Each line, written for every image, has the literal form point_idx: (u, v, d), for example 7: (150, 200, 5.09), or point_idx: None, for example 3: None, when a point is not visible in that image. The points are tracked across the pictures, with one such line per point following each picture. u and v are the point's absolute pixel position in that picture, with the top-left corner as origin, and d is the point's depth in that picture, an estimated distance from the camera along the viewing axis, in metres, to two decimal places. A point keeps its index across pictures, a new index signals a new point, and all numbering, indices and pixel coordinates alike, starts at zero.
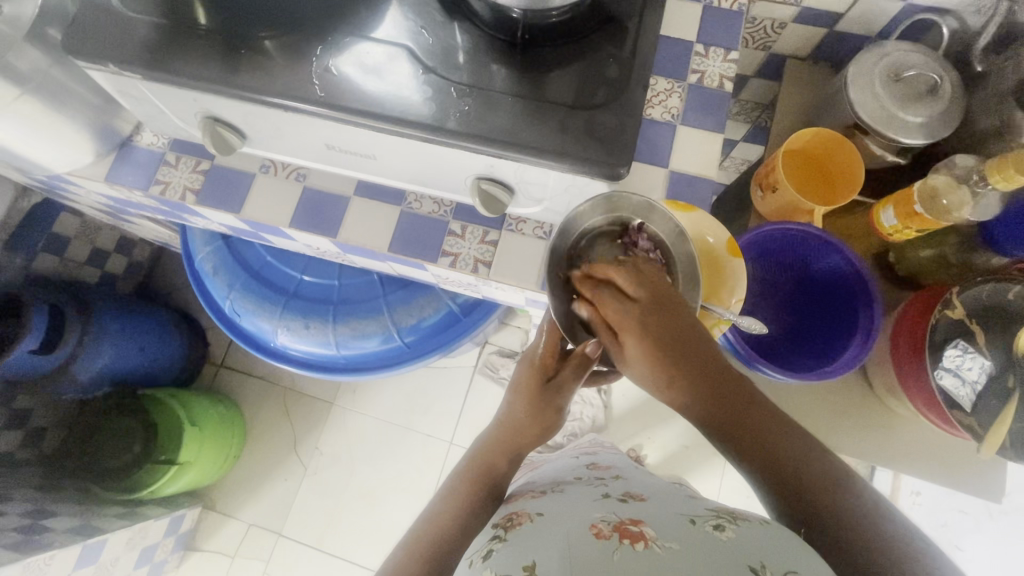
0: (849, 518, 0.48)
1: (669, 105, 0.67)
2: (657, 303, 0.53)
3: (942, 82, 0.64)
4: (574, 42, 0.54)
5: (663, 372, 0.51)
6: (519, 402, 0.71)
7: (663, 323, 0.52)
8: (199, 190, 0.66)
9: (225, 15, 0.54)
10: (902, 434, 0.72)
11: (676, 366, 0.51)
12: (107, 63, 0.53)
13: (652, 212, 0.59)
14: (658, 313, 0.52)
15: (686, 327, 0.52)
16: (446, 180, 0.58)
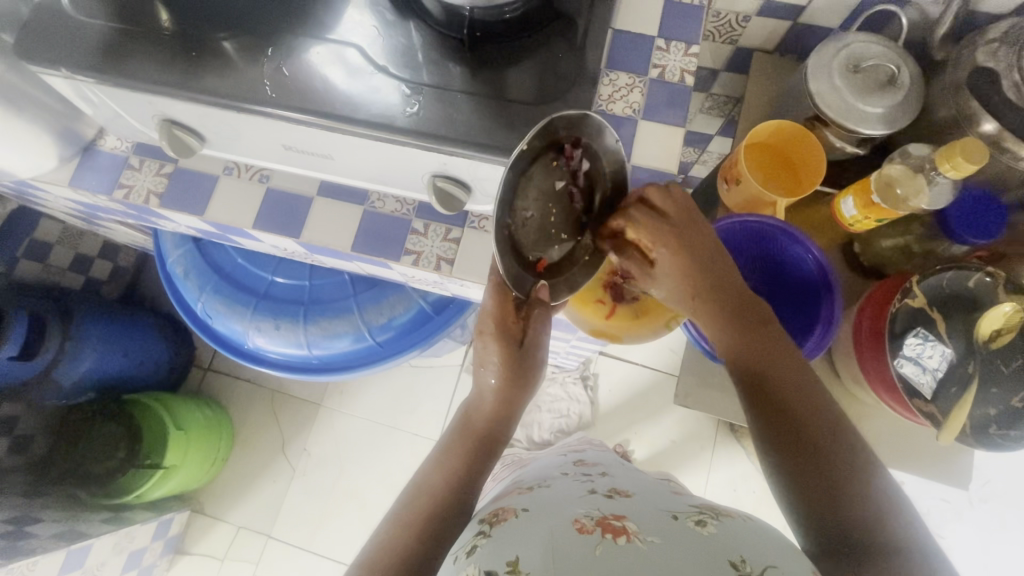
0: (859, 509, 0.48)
1: (631, 99, 0.67)
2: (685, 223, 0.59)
3: (900, 73, 0.65)
4: (526, 39, 0.54)
5: (690, 289, 0.60)
6: (487, 364, 0.66)
7: (688, 245, 0.59)
8: (162, 193, 0.66)
9: (176, 17, 0.54)
10: (871, 423, 0.72)
11: (702, 290, 0.60)
12: (59, 67, 0.53)
13: (587, 123, 0.53)
14: (688, 229, 0.59)
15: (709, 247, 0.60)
16: (404, 178, 0.58)
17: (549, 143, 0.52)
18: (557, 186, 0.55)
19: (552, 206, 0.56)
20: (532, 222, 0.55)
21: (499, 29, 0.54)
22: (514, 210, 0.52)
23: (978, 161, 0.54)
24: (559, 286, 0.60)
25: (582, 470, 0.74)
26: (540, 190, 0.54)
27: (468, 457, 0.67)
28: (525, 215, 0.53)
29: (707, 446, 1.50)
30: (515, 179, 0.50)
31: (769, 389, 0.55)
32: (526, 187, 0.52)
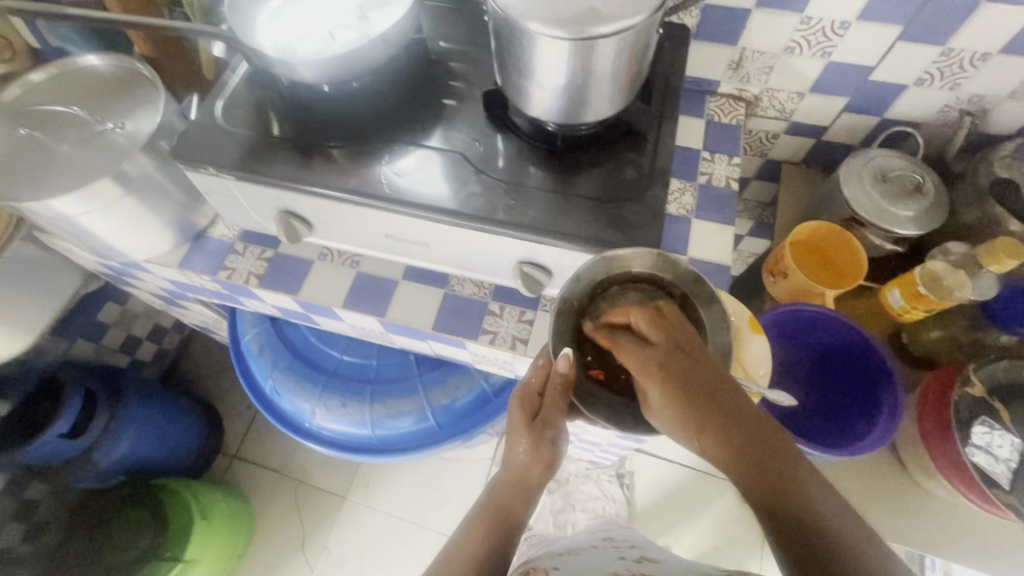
0: None
1: (683, 201, 0.76)
2: (676, 334, 0.54)
3: (925, 182, 0.73)
4: (604, 148, 0.63)
5: (688, 417, 0.51)
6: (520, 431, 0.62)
7: (684, 362, 0.53)
8: (262, 274, 0.73)
9: (307, 129, 0.64)
10: (936, 516, 0.71)
11: (699, 415, 0.51)
12: (206, 166, 0.62)
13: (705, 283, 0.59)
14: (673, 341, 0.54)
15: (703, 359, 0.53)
16: (490, 264, 0.64)
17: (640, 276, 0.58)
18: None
19: None
20: (611, 338, 0.59)
21: (580, 141, 0.63)
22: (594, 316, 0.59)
23: (1018, 257, 0.60)
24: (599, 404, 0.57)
25: (610, 542, 0.73)
26: (624, 314, 0.59)
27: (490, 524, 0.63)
28: (602, 325, 0.59)
29: (753, 556, 1.40)
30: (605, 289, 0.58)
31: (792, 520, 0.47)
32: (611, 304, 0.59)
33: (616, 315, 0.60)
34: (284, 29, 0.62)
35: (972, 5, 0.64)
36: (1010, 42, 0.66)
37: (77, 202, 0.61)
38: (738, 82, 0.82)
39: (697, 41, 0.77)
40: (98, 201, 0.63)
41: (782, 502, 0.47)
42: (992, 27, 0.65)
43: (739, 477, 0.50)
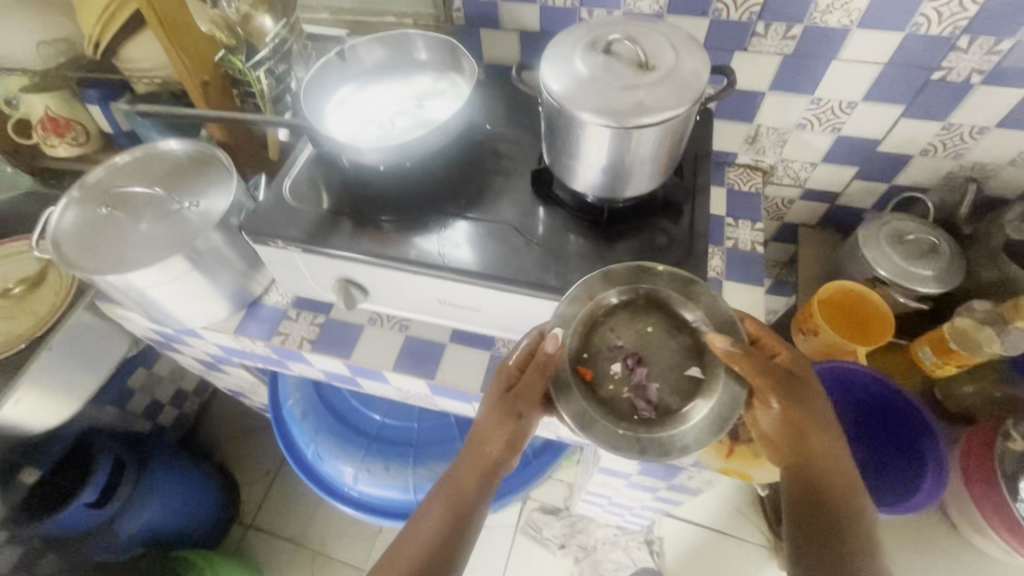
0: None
1: (713, 263, 0.80)
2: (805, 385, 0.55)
3: (941, 243, 0.77)
4: (643, 220, 0.68)
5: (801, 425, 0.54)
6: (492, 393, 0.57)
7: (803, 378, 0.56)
8: (315, 339, 0.76)
9: (366, 205, 0.70)
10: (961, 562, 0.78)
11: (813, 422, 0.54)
12: (275, 240, 0.66)
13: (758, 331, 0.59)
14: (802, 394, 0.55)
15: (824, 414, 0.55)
16: (538, 328, 0.68)
17: (677, 317, 0.58)
18: (657, 339, 0.57)
19: (647, 356, 0.57)
20: (611, 348, 0.57)
21: (621, 212, 0.68)
22: (607, 330, 0.57)
23: None
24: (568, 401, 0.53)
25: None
26: (637, 332, 0.58)
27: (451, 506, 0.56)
28: (613, 337, 0.57)
29: None
30: (626, 304, 0.58)
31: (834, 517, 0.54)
32: (625, 315, 0.58)
33: (632, 332, 0.58)
34: (349, 116, 0.70)
35: (967, 87, 0.71)
36: (1005, 117, 0.73)
37: (153, 276, 0.66)
38: (754, 154, 0.88)
39: (716, 119, 0.84)
40: (171, 274, 0.67)
41: (837, 535, 0.53)
42: (987, 105, 0.72)
43: (810, 489, 0.54)
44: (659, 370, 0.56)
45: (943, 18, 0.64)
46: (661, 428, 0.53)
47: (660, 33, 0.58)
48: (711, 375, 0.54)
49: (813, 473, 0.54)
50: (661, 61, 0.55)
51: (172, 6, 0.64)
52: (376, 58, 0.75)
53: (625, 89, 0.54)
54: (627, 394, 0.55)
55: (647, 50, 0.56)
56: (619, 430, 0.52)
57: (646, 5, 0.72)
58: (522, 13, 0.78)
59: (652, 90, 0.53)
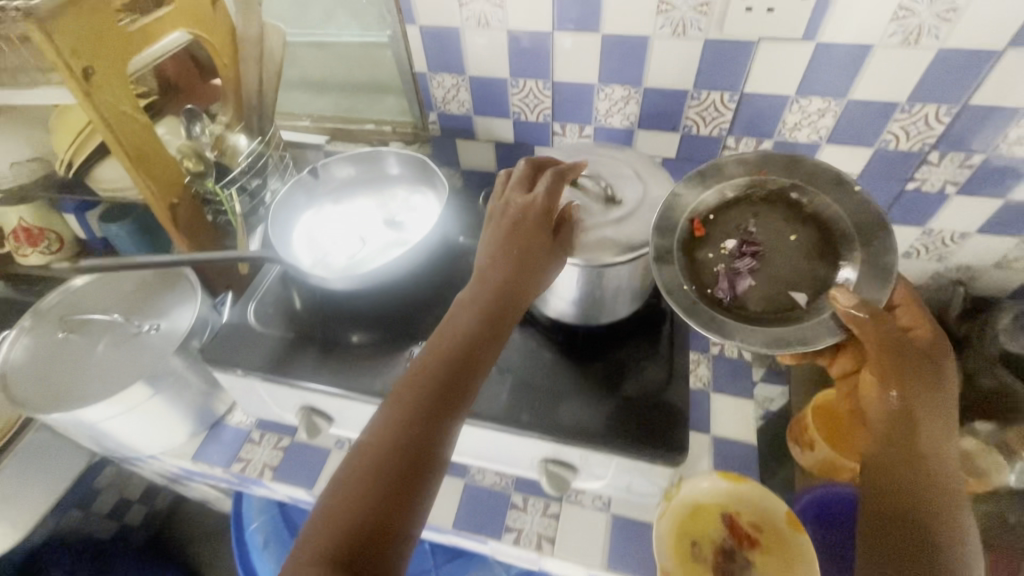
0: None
1: (699, 374, 0.76)
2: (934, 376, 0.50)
3: None
4: (621, 337, 0.64)
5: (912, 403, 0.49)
6: (515, 224, 0.50)
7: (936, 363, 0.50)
8: (276, 466, 0.71)
9: (334, 327, 0.67)
10: None
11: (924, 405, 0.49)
12: (234, 369, 0.63)
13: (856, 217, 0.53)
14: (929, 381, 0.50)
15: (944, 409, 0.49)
16: (513, 458, 0.63)
17: (826, 235, 0.54)
18: (780, 231, 0.55)
19: (771, 238, 0.55)
20: (741, 229, 0.56)
21: (599, 331, 0.64)
22: (737, 212, 0.57)
23: None
24: (707, 252, 0.55)
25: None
26: (774, 231, 0.55)
27: (402, 442, 0.41)
28: (742, 226, 0.56)
29: None
30: (762, 201, 0.57)
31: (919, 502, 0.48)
32: (775, 214, 0.56)
33: (755, 220, 0.56)
34: (321, 237, 0.69)
35: (942, 197, 0.70)
36: (985, 224, 0.72)
37: (102, 410, 0.62)
38: None
39: None
40: (122, 406, 0.64)
41: (909, 517, 0.47)
42: (966, 213, 0.71)
43: (891, 453, 0.49)
44: (769, 273, 0.54)
45: (911, 135, 0.64)
46: (734, 316, 0.52)
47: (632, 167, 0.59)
48: (815, 303, 0.52)
49: (919, 464, 0.48)
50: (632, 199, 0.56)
51: (140, 136, 0.63)
52: (348, 173, 0.75)
53: (595, 229, 0.54)
54: (720, 268, 0.55)
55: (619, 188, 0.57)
56: (693, 297, 0.52)
57: (617, 121, 0.72)
58: (496, 126, 0.78)
59: (625, 229, 0.54)
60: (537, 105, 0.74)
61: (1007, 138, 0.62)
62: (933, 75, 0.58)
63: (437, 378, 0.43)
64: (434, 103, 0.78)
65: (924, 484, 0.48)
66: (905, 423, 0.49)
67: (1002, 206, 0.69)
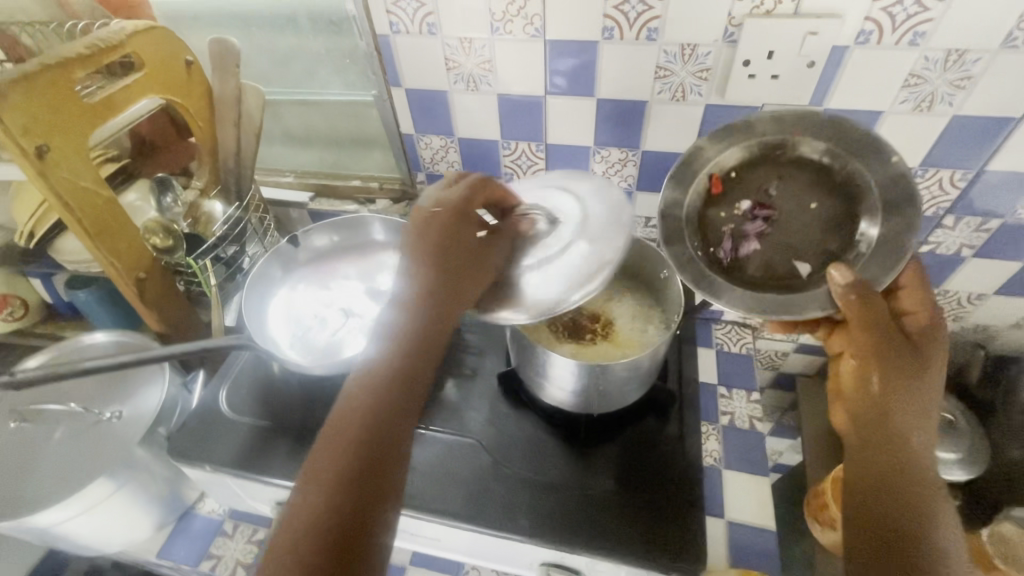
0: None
1: (708, 448, 0.71)
2: (914, 355, 0.44)
3: (958, 419, 0.70)
4: (627, 425, 0.61)
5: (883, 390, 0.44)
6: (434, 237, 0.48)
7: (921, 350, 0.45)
8: (250, 563, 0.65)
9: (314, 412, 0.62)
10: None
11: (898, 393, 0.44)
12: (204, 464, 0.58)
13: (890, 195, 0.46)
14: (906, 362, 0.44)
15: (926, 393, 0.44)
16: (512, 559, 0.58)
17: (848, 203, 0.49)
18: (802, 201, 0.51)
19: (791, 204, 0.51)
20: (758, 191, 0.52)
21: (603, 419, 0.61)
22: (761, 167, 0.52)
23: None
24: (717, 210, 0.52)
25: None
26: (795, 197, 0.51)
27: (341, 489, 0.36)
28: (761, 190, 0.52)
29: None
30: (791, 167, 0.51)
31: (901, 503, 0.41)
32: (801, 177, 0.51)
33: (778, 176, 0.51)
34: (302, 312, 0.65)
35: (958, 259, 0.66)
36: (1003, 286, 0.68)
37: (56, 514, 0.56)
38: None
39: None
40: (79, 508, 0.58)
41: (887, 516, 0.41)
42: (983, 276, 0.68)
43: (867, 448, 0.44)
44: (776, 240, 0.51)
45: (924, 199, 0.61)
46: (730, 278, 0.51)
47: (565, 191, 0.54)
48: (814, 276, 0.49)
49: (885, 452, 0.43)
50: (571, 224, 0.51)
51: (103, 210, 0.58)
52: (329, 241, 0.70)
53: (541, 268, 0.49)
54: (727, 228, 0.52)
55: (557, 216, 0.52)
56: (691, 255, 0.50)
57: (614, 183, 0.69)
58: None
59: (567, 259, 0.48)
60: (530, 166, 0.71)
61: None
62: (947, 141, 0.55)
63: (381, 385, 0.40)
64: (422, 164, 0.75)
65: (906, 477, 0.42)
66: (873, 413, 0.44)
67: (1021, 270, 0.65)
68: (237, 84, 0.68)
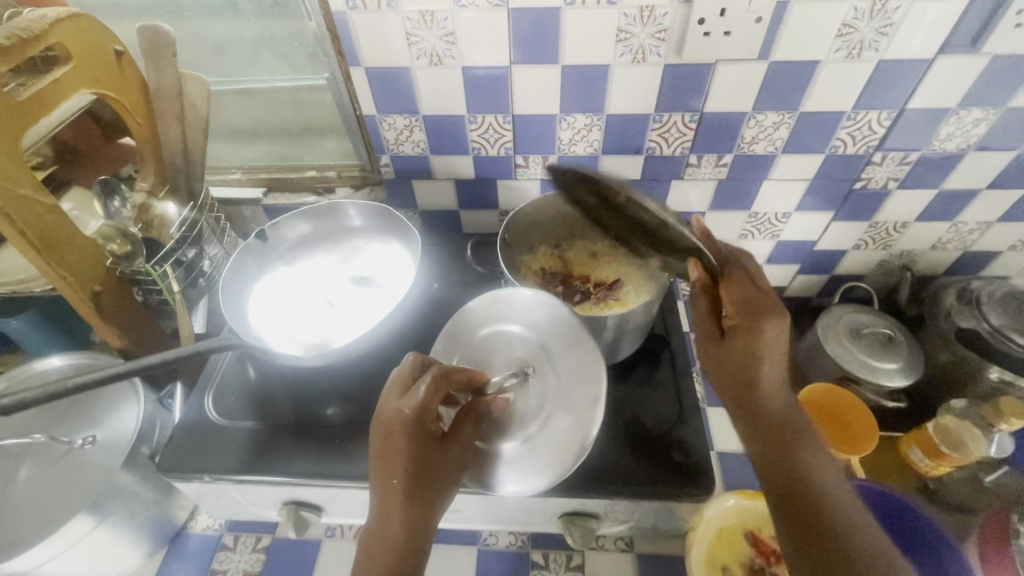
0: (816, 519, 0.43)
1: None
2: (731, 346, 0.50)
3: (895, 333, 0.80)
4: (623, 374, 0.65)
5: (735, 347, 0.49)
6: (391, 448, 0.45)
7: (752, 312, 0.49)
8: (258, 571, 0.62)
9: (313, 405, 0.60)
10: None
11: (744, 342, 0.49)
12: (203, 474, 0.55)
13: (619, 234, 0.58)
14: (734, 352, 0.49)
15: (750, 369, 0.48)
16: (531, 516, 0.60)
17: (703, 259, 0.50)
18: (644, 234, 0.57)
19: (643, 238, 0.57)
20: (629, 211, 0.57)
21: None
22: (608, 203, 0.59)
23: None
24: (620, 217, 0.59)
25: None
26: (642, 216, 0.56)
27: None
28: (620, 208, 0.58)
29: None
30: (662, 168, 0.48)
31: (778, 441, 0.46)
32: (626, 215, 0.57)
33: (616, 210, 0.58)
34: (283, 306, 0.62)
35: (886, 192, 0.75)
36: (922, 212, 0.78)
37: (40, 554, 0.51)
38: None
39: None
40: (64, 544, 0.53)
41: (776, 448, 0.46)
42: (906, 205, 0.76)
43: (737, 400, 0.49)
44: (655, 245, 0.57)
45: (857, 140, 0.68)
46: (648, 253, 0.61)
47: (553, 353, 0.56)
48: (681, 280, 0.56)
49: (750, 402, 0.48)
50: (559, 404, 0.54)
51: (46, 221, 0.53)
52: (303, 231, 0.68)
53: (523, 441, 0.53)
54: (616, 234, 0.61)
55: (544, 386, 0.55)
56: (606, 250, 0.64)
57: (581, 149, 0.72)
58: (456, 163, 0.75)
59: (546, 444, 0.52)
60: (498, 139, 0.71)
61: (938, 135, 0.67)
62: (874, 84, 0.62)
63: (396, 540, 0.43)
64: (386, 146, 0.73)
65: (774, 438, 0.47)
66: (734, 369, 0.49)
67: (936, 196, 0.75)
68: (177, 75, 0.63)
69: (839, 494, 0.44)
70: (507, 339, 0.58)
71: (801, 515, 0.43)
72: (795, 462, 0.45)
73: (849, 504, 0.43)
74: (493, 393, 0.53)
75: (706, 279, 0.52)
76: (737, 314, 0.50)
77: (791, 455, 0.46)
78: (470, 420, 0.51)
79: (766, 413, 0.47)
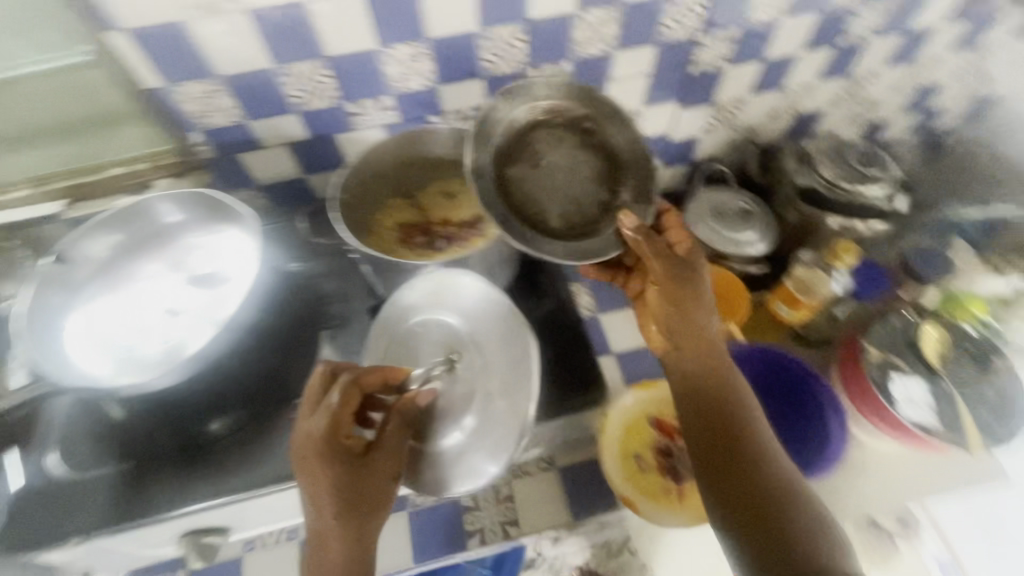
0: (744, 451, 0.52)
1: (583, 302, 0.77)
2: (670, 287, 0.57)
3: (751, 205, 0.86)
4: None
5: (670, 297, 0.57)
6: (317, 477, 0.48)
7: (675, 258, 0.58)
8: None
9: (180, 427, 0.55)
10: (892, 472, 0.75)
11: (678, 298, 0.57)
12: (66, 538, 0.49)
13: (596, 108, 0.63)
14: (668, 306, 0.58)
15: (686, 314, 0.57)
16: None
17: (612, 161, 0.64)
18: (577, 164, 0.64)
19: (575, 168, 0.64)
20: (532, 155, 0.63)
21: None
22: (524, 139, 0.63)
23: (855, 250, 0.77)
24: (523, 163, 0.63)
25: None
26: (568, 156, 0.64)
27: None
28: (529, 162, 0.63)
29: None
30: (563, 127, 0.64)
31: (704, 388, 0.55)
32: (568, 138, 0.64)
33: (529, 146, 0.63)
34: (111, 333, 0.54)
35: (719, 72, 0.77)
36: (754, 86, 0.81)
37: None
38: None
39: None
40: None
41: (705, 391, 0.55)
42: (739, 81, 0.80)
43: (676, 345, 0.58)
44: (565, 197, 0.63)
45: (681, 24, 0.68)
46: (541, 232, 0.60)
47: (482, 335, 0.58)
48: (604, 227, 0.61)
49: (681, 353, 0.57)
50: (485, 383, 0.56)
51: None
52: (109, 242, 0.58)
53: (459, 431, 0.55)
54: (525, 183, 0.62)
55: (467, 369, 0.57)
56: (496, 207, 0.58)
57: (414, 84, 0.66)
58: (282, 125, 0.66)
59: (490, 424, 0.54)
60: (320, 89, 0.63)
61: (752, 6, 0.69)
62: None
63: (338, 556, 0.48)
64: (193, 121, 0.63)
65: (705, 391, 0.55)
66: (671, 309, 0.58)
67: (762, 67, 0.78)
68: None
69: (759, 432, 0.53)
70: (439, 326, 0.60)
71: (721, 439, 0.53)
72: (722, 407, 0.54)
73: (766, 440, 0.53)
74: (413, 390, 0.54)
75: (643, 228, 0.58)
76: (681, 250, 0.59)
77: (721, 398, 0.55)
78: (394, 421, 0.52)
79: (690, 365, 0.57)
